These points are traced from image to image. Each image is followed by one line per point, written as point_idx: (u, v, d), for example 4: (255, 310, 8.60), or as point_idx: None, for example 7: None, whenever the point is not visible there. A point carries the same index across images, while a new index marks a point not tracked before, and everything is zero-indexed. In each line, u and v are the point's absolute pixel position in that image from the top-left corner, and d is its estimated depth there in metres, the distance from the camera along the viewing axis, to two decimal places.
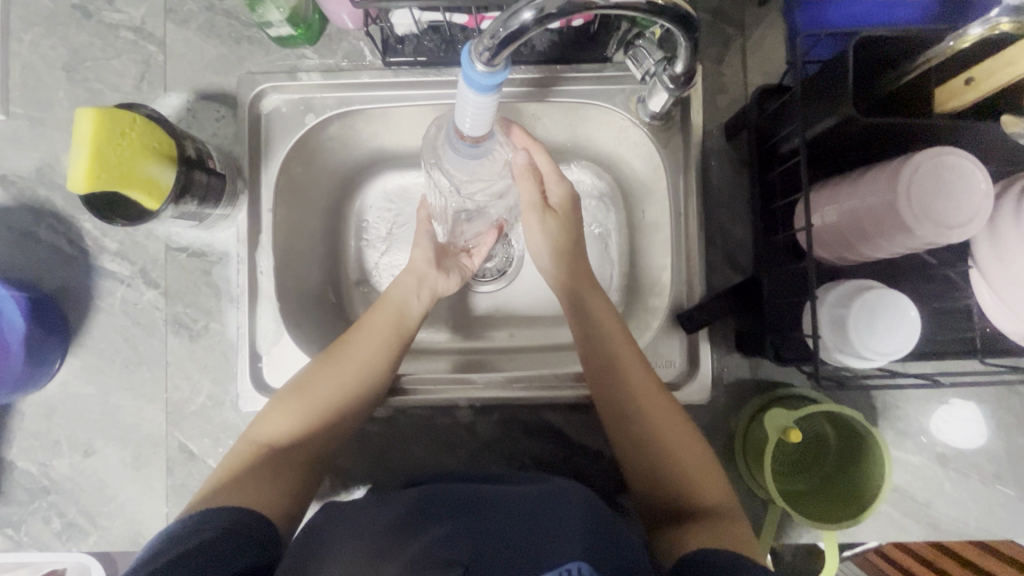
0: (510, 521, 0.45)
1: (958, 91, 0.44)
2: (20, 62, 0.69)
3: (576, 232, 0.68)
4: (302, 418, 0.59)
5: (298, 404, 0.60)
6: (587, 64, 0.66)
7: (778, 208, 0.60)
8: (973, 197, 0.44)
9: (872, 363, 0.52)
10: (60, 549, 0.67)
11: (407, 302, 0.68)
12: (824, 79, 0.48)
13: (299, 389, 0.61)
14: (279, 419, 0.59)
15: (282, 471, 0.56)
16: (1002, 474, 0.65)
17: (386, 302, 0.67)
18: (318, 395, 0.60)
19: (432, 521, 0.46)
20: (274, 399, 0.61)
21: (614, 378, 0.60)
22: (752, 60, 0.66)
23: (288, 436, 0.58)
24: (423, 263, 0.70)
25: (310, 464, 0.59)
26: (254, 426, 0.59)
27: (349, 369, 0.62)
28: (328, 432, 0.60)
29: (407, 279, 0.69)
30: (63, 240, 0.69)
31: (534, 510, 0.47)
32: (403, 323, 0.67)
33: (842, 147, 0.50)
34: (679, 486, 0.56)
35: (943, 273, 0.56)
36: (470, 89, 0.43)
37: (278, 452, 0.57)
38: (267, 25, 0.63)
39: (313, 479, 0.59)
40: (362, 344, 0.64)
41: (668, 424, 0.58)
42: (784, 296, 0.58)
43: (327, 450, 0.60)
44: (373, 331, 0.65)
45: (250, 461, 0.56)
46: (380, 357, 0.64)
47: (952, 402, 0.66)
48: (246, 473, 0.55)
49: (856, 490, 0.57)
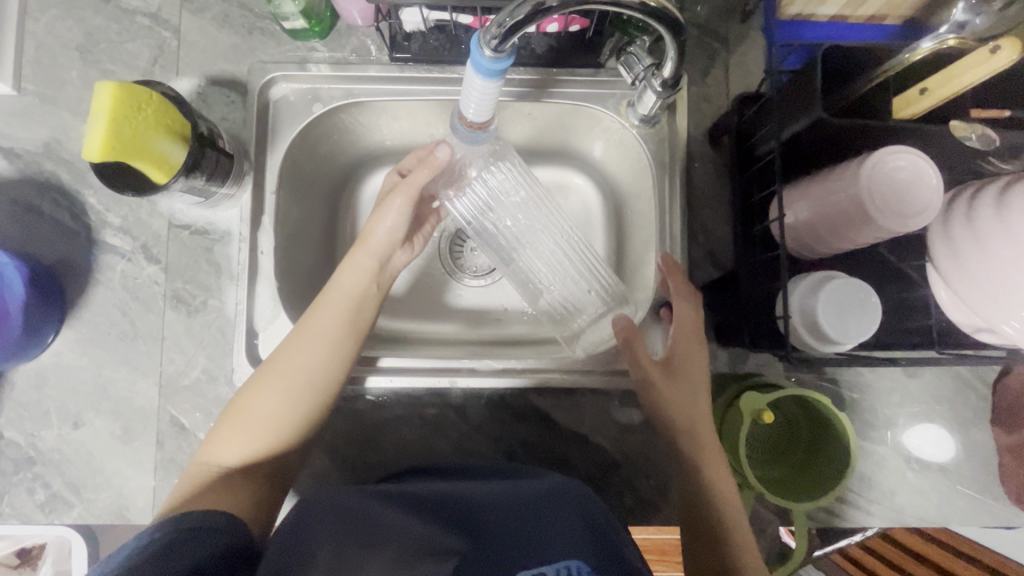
0: (507, 520, 0.47)
1: (914, 99, 0.49)
2: (35, 41, 0.72)
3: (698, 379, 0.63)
4: (253, 436, 0.56)
5: (245, 424, 0.56)
6: (582, 69, 0.71)
7: (755, 203, 0.64)
8: (924, 191, 0.49)
9: (838, 348, 0.56)
10: (41, 521, 0.67)
11: (359, 288, 0.63)
12: (795, 85, 0.53)
13: (243, 408, 0.57)
14: (225, 442, 0.56)
15: (239, 487, 0.54)
16: (960, 465, 0.69)
17: (337, 292, 0.62)
18: (262, 409, 0.57)
19: (425, 513, 0.48)
20: (222, 418, 0.58)
21: (698, 481, 0.60)
22: (733, 72, 0.72)
23: (241, 456, 0.56)
24: (383, 243, 0.65)
25: (270, 474, 0.57)
26: (205, 446, 0.57)
27: (294, 381, 0.58)
28: (286, 444, 0.58)
29: (361, 261, 0.64)
30: (66, 214, 0.70)
31: (521, 509, 0.49)
32: (356, 316, 0.62)
33: (813, 146, 0.55)
34: None
35: (903, 270, 0.61)
36: (477, 74, 0.46)
37: (230, 474, 0.55)
38: (282, 18, 0.67)
39: (279, 484, 0.58)
40: (306, 346, 0.59)
41: (747, 539, 0.57)
42: (760, 284, 0.61)
43: (290, 458, 0.58)
44: (318, 334, 0.59)
45: (202, 485, 0.54)
46: (328, 363, 0.59)
47: (911, 397, 0.70)
48: (195, 496, 0.52)
49: (822, 472, 0.62)
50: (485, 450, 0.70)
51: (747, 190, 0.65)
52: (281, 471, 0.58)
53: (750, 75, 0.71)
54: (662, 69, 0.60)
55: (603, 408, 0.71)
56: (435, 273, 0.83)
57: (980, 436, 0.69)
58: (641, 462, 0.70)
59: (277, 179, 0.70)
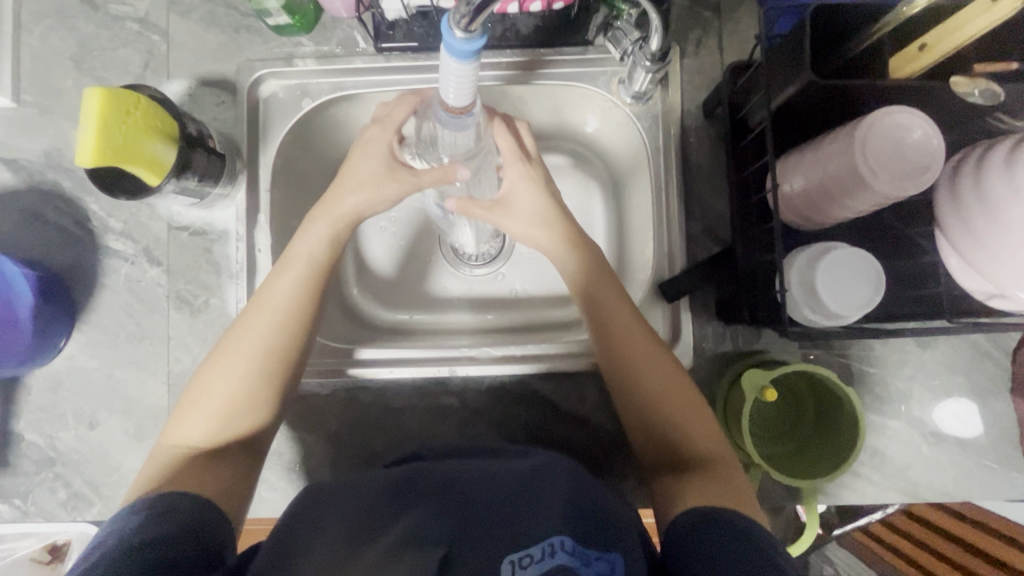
0: (495, 501, 0.51)
1: (913, 57, 0.47)
2: (30, 52, 0.73)
3: (567, 221, 0.67)
4: (218, 412, 0.57)
5: (210, 400, 0.58)
6: (570, 47, 0.70)
7: (750, 173, 0.62)
8: (921, 153, 0.47)
9: (840, 321, 0.54)
10: (65, 518, 0.69)
11: (315, 254, 0.63)
12: (785, 49, 0.51)
13: (205, 383, 0.58)
14: (191, 419, 0.57)
15: (214, 466, 0.55)
16: (980, 438, 0.67)
17: (293, 261, 0.63)
18: (222, 382, 0.58)
19: (417, 503, 0.51)
20: (186, 396, 0.59)
21: (609, 342, 0.62)
22: (727, 41, 0.70)
23: (209, 432, 0.57)
24: (351, 211, 0.64)
25: (242, 446, 0.58)
26: (171, 427, 0.57)
27: (254, 354, 0.59)
28: (253, 417, 0.59)
29: (315, 228, 0.64)
30: (71, 221, 0.72)
31: (513, 494, 0.52)
32: (313, 284, 0.62)
33: (807, 111, 0.53)
34: (680, 448, 0.58)
35: (910, 237, 0.58)
36: (451, 57, 0.44)
37: (200, 454, 0.56)
38: (265, 14, 0.67)
39: (251, 453, 0.59)
40: (261, 316, 0.60)
41: (654, 375, 0.60)
42: (758, 258, 0.59)
43: (261, 432, 0.60)
44: (273, 302, 0.61)
45: (172, 462, 0.55)
46: (286, 332, 0.60)
47: (925, 369, 0.68)
48: (168, 477, 0.53)
49: (832, 449, 0.60)
50: (488, 435, 0.70)
51: (742, 162, 0.63)
52: (252, 441, 0.59)
53: (745, 44, 0.69)
54: (651, 41, 0.59)
55: (605, 392, 0.70)
56: (434, 262, 0.83)
57: (1000, 407, 0.67)
58: None
59: (270, 176, 0.71)
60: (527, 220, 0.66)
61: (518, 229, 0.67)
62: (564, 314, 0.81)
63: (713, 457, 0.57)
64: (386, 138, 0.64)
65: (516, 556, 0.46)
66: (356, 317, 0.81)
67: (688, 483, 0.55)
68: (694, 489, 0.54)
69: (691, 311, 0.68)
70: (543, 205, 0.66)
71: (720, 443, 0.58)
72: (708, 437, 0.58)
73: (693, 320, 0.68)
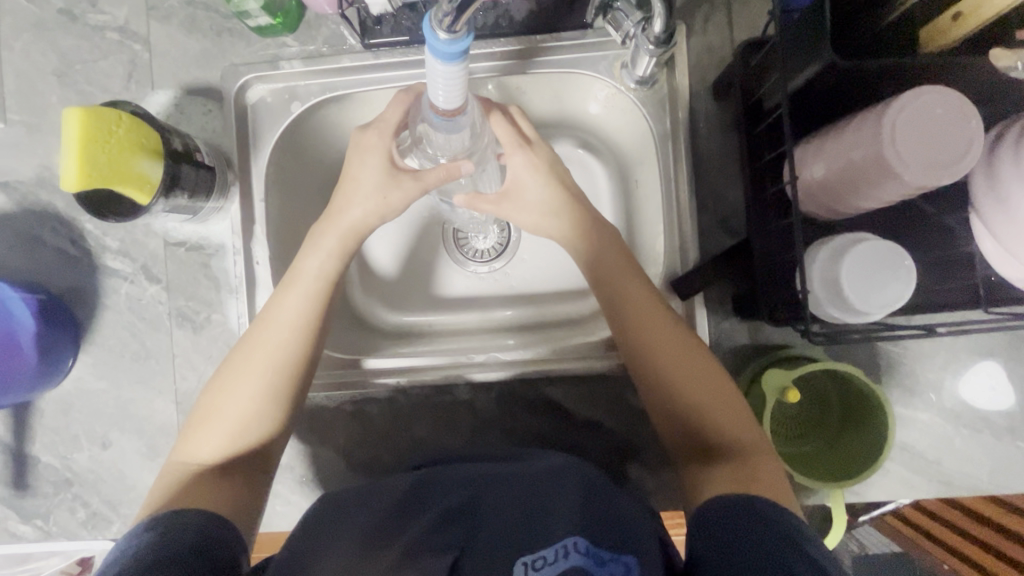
0: (506, 505, 0.49)
1: (947, 27, 0.43)
2: (13, 69, 0.71)
3: (581, 206, 0.63)
4: (228, 428, 0.56)
5: (219, 419, 0.56)
6: (567, 32, 0.65)
7: (766, 163, 0.58)
8: (958, 135, 0.43)
9: (866, 318, 0.51)
10: (86, 537, 0.70)
11: (323, 269, 0.61)
12: (803, 26, 0.47)
13: (215, 403, 0.57)
14: (202, 437, 0.56)
15: (222, 482, 0.54)
16: (1017, 428, 0.64)
17: (302, 276, 0.61)
18: (232, 400, 0.57)
19: (424, 505, 0.50)
20: (196, 413, 0.58)
21: (630, 329, 0.60)
22: (737, 15, 0.65)
23: (218, 450, 0.56)
24: (357, 224, 0.62)
25: (250, 462, 0.57)
26: (181, 443, 0.57)
27: (265, 369, 0.57)
28: (263, 433, 0.58)
29: (323, 241, 0.62)
30: (67, 242, 0.71)
31: (528, 494, 0.50)
32: (321, 298, 0.60)
33: (828, 92, 0.49)
34: (706, 436, 0.55)
35: (943, 222, 0.54)
36: (437, 59, 0.41)
37: (208, 472, 0.54)
38: (245, 15, 0.64)
39: (261, 467, 0.57)
40: (269, 333, 0.58)
41: (677, 362, 0.57)
42: (776, 253, 0.56)
43: (270, 446, 0.58)
44: (281, 320, 0.59)
45: (181, 480, 0.54)
46: (293, 348, 0.58)
47: (959, 356, 0.64)
48: (177, 494, 0.52)
49: (858, 449, 0.58)
50: (499, 442, 0.69)
51: (756, 150, 0.59)
52: (263, 457, 0.58)
53: (757, 16, 0.64)
54: (654, 22, 0.55)
55: (617, 393, 0.68)
56: (439, 262, 0.81)
57: None
58: (659, 445, 0.67)
59: (263, 186, 0.68)
60: (535, 212, 0.63)
61: (528, 221, 0.64)
62: (573, 309, 0.78)
63: (739, 445, 0.54)
64: (385, 143, 0.61)
65: (528, 557, 0.44)
66: (363, 323, 0.79)
67: (712, 476, 0.53)
68: (721, 481, 0.52)
69: (706, 308, 0.65)
70: (552, 196, 0.63)
71: (748, 429, 0.55)
72: (736, 424, 0.55)
73: (709, 317, 0.65)
